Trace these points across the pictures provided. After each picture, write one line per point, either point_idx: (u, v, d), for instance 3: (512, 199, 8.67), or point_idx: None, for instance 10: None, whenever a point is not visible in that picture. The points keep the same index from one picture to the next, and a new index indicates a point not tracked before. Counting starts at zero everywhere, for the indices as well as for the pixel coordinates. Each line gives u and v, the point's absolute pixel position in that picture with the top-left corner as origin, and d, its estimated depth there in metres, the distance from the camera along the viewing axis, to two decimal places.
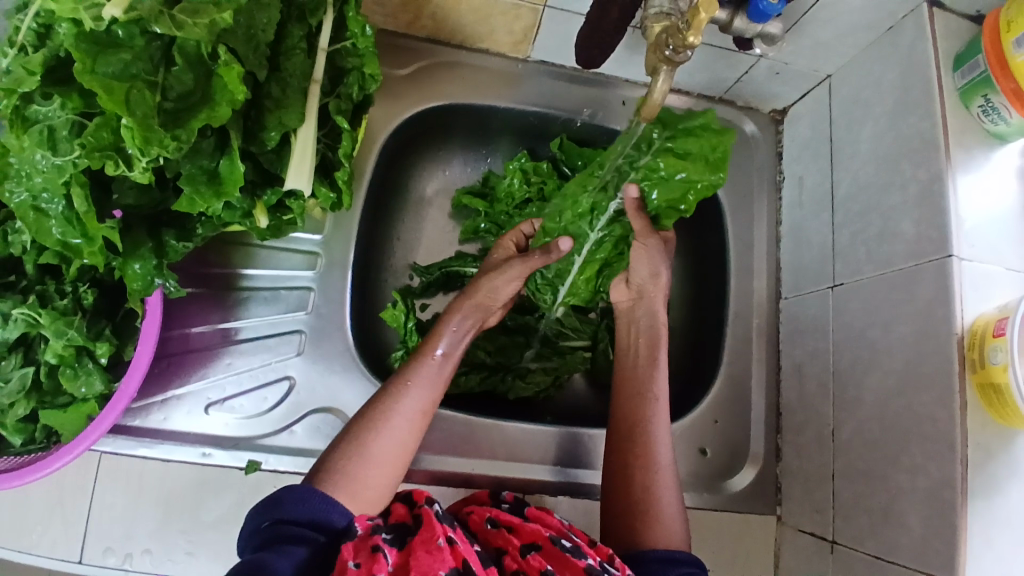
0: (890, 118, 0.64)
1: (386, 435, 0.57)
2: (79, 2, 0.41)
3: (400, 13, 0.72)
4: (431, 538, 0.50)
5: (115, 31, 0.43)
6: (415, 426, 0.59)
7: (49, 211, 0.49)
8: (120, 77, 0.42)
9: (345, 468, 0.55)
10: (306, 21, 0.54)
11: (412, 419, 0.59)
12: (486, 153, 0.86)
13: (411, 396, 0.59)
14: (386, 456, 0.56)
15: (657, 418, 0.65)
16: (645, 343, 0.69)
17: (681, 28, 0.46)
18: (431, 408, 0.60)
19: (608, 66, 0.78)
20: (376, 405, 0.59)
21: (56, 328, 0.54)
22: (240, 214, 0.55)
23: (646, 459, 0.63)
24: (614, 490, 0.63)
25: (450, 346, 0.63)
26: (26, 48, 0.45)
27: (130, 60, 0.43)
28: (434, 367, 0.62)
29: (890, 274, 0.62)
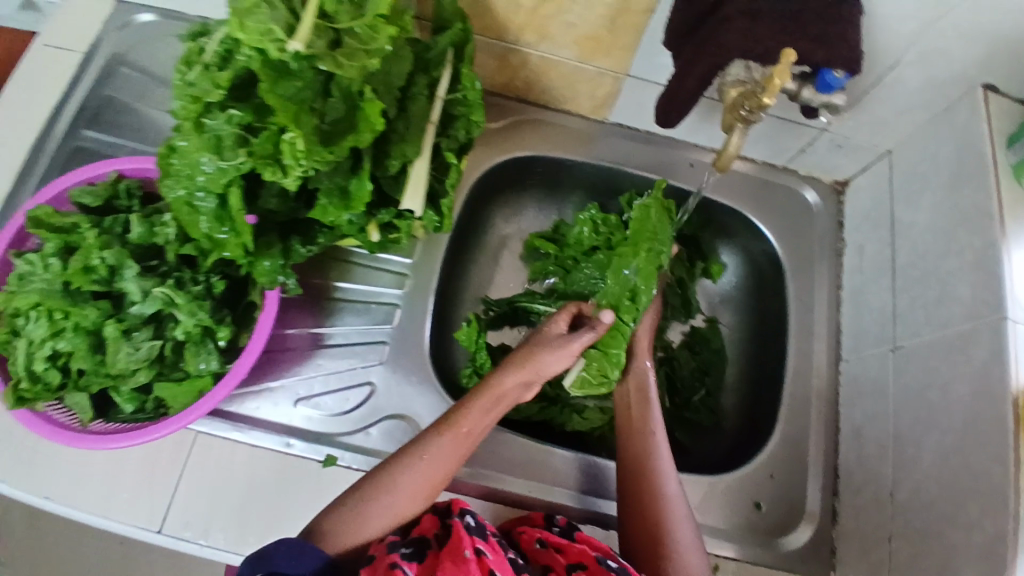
0: (947, 190, 0.68)
1: (391, 500, 0.61)
2: (265, 35, 0.50)
3: (497, 76, 0.83)
4: (458, 549, 0.56)
5: (290, 62, 0.52)
6: (418, 497, 0.62)
7: (201, 209, 0.58)
8: (291, 101, 0.52)
9: (343, 526, 0.59)
10: (429, 73, 0.64)
11: (417, 489, 0.62)
12: (558, 204, 0.95)
13: (420, 469, 0.63)
14: (384, 520, 0.61)
15: (661, 456, 0.69)
16: (638, 378, 0.75)
17: (756, 92, 0.54)
18: (441, 479, 0.64)
19: (678, 131, 0.86)
20: (386, 470, 0.63)
21: (190, 308, 0.63)
22: (356, 228, 0.64)
23: (654, 496, 0.67)
24: (633, 531, 0.66)
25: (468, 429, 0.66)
26: (210, 67, 0.55)
27: (301, 87, 0.53)
28: (450, 447, 0.64)
29: (947, 334, 0.65)
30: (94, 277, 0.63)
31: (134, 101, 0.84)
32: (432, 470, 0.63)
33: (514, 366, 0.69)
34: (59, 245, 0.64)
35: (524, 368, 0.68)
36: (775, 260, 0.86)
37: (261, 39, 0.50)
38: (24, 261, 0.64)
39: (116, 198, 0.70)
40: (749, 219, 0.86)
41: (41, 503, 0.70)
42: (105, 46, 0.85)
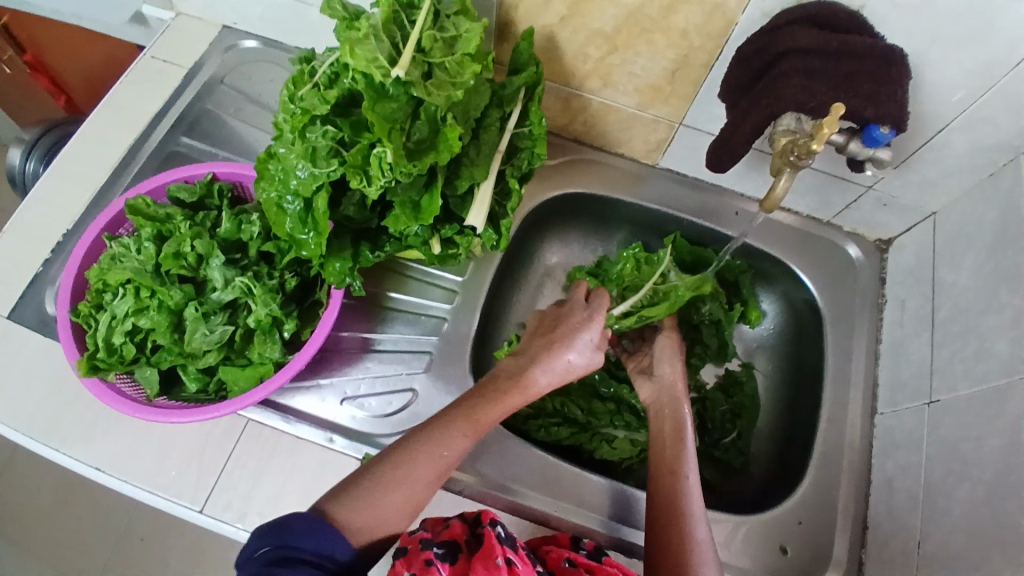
0: (989, 251, 0.70)
1: (400, 480, 0.63)
2: (371, 63, 0.58)
3: (559, 117, 0.90)
4: (490, 556, 0.58)
5: (388, 88, 0.59)
6: (427, 480, 0.64)
7: (287, 210, 0.65)
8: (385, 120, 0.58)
9: (356, 503, 0.61)
10: (502, 108, 0.71)
11: (426, 471, 0.64)
12: (604, 240, 0.99)
13: (429, 452, 0.65)
14: (393, 500, 0.62)
15: (691, 492, 0.70)
16: (674, 417, 0.77)
17: (805, 140, 0.58)
18: (449, 464, 0.66)
19: (726, 179, 0.90)
20: (397, 456, 0.65)
21: (264, 299, 0.69)
22: (421, 240, 0.70)
23: (680, 527, 0.66)
24: (657, 559, 0.65)
25: (478, 421, 0.68)
26: (318, 86, 0.63)
27: (395, 108, 0.59)
28: (458, 435, 0.67)
29: (985, 389, 0.65)
30: (182, 263, 0.70)
31: (229, 115, 0.94)
32: (439, 455, 0.65)
33: (546, 369, 0.71)
34: (153, 232, 0.71)
35: (558, 374, 0.72)
36: (815, 309, 0.88)
37: (371, 69, 0.58)
38: (118, 243, 0.71)
39: (209, 197, 0.77)
40: (790, 268, 0.89)
41: (90, 472, 0.74)
42: (209, 63, 0.95)
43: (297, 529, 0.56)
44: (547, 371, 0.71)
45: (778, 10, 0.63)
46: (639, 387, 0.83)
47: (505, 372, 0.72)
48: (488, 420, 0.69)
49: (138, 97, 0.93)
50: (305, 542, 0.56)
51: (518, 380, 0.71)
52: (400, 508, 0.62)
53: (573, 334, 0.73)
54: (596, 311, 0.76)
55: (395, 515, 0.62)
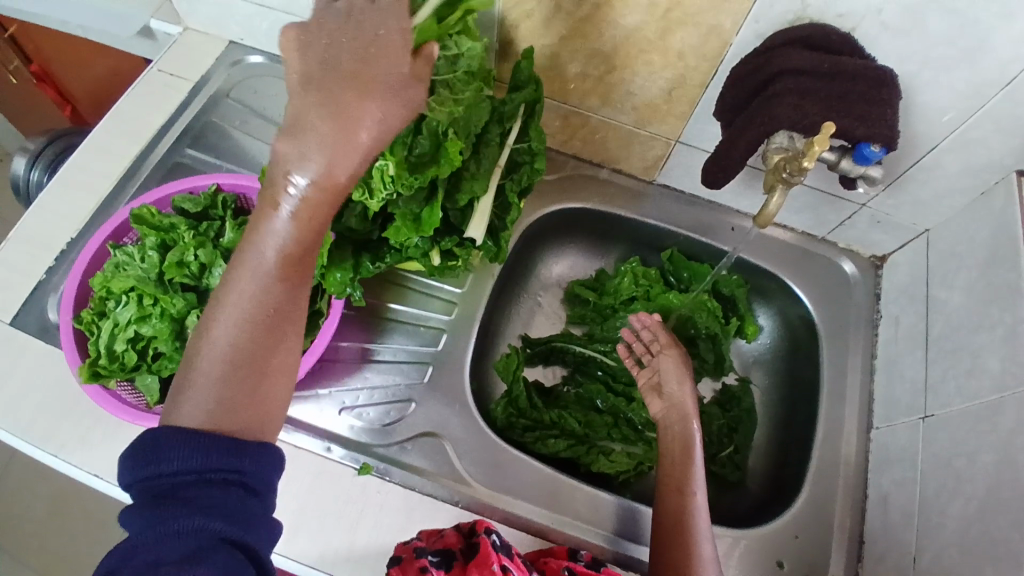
0: (980, 269, 0.72)
1: (214, 353, 0.50)
2: None
3: (559, 134, 0.91)
4: (486, 563, 0.58)
5: None
6: (247, 336, 0.50)
7: None
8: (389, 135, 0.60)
9: (189, 401, 0.49)
10: (503, 124, 0.73)
11: (240, 325, 0.50)
12: (602, 254, 1.00)
13: (231, 305, 0.50)
14: (215, 375, 0.49)
15: (697, 516, 0.70)
16: (686, 437, 0.76)
17: (797, 157, 0.59)
18: (263, 302, 0.50)
19: (722, 196, 0.92)
20: (197, 334, 0.51)
21: None
22: (421, 252, 0.71)
23: (687, 552, 0.68)
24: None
25: (265, 251, 0.49)
26: None
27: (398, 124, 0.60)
28: (250, 271, 0.49)
29: (977, 405, 0.66)
30: (185, 271, 0.72)
31: (234, 128, 0.95)
32: (247, 303, 0.50)
33: (329, 101, 0.47)
34: (157, 241, 0.73)
35: (341, 122, 0.46)
36: (810, 325, 0.89)
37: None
38: (121, 252, 0.72)
39: (213, 207, 0.78)
40: (785, 283, 0.90)
41: (89, 479, 0.74)
42: (216, 78, 0.97)
43: (179, 451, 0.46)
44: (308, 163, 0.46)
45: (772, 32, 0.65)
46: (648, 400, 0.82)
47: (267, 176, 0.49)
48: (282, 246, 0.49)
49: (145, 109, 0.94)
50: (181, 465, 0.45)
51: (287, 177, 0.47)
52: (235, 382, 0.49)
53: (413, 107, 0.50)
54: (375, 33, 0.49)
55: (240, 395, 0.50)
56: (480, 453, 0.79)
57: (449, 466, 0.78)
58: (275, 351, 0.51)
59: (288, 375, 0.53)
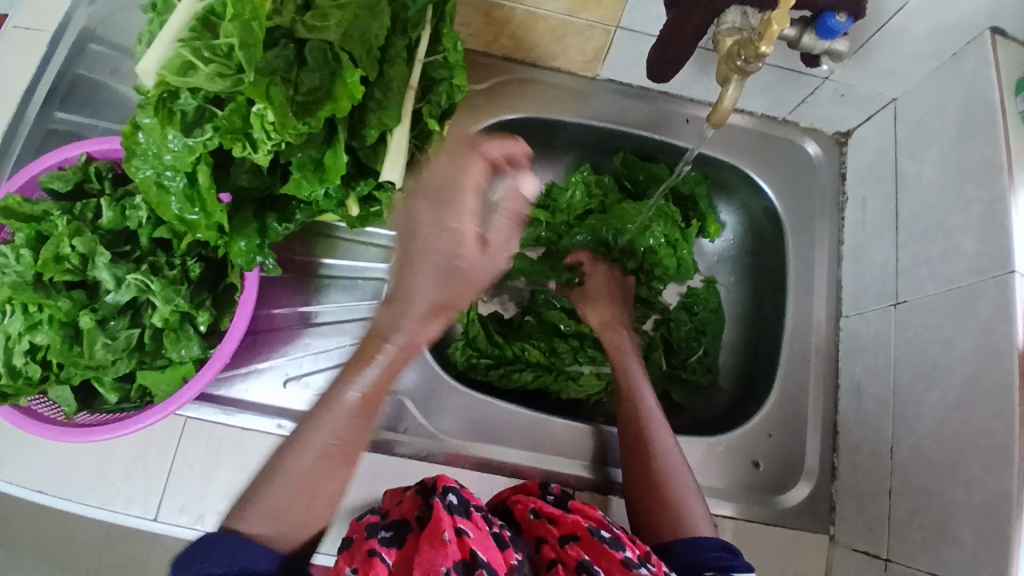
0: (954, 141, 0.66)
1: (298, 473, 0.59)
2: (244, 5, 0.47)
3: (482, 33, 0.79)
4: (437, 530, 0.52)
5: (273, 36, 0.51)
6: (324, 467, 0.60)
7: (171, 188, 0.55)
8: (263, 73, 0.49)
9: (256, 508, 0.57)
10: (408, 34, 0.60)
11: (315, 468, 0.59)
12: (551, 166, 0.91)
13: (313, 450, 0.59)
14: (293, 498, 0.58)
15: (654, 425, 0.70)
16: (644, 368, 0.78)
17: (752, 41, 0.50)
18: (342, 456, 0.60)
19: (676, 85, 0.81)
20: None
21: (166, 294, 0.62)
22: (335, 202, 0.61)
23: (650, 456, 0.67)
24: (633, 489, 0.67)
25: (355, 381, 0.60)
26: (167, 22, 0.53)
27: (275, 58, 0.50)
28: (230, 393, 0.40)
29: (952, 290, 0.63)
30: (66, 266, 0.62)
31: (108, 77, 0.79)
32: None
33: None
34: (29, 235, 0.62)
35: None
36: (772, 215, 0.83)
37: (242, 12, 0.47)
38: None
39: (88, 181, 0.67)
40: (747, 175, 0.83)
41: (36, 495, 0.69)
42: (76, 19, 0.79)
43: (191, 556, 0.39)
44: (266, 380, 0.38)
45: None
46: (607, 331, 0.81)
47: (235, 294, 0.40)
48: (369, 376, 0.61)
49: None
50: None
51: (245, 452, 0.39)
52: (293, 506, 0.58)
53: None
54: None
55: (300, 507, 0.58)
56: (444, 401, 0.75)
57: (413, 421, 0.74)
58: (325, 484, 0.60)
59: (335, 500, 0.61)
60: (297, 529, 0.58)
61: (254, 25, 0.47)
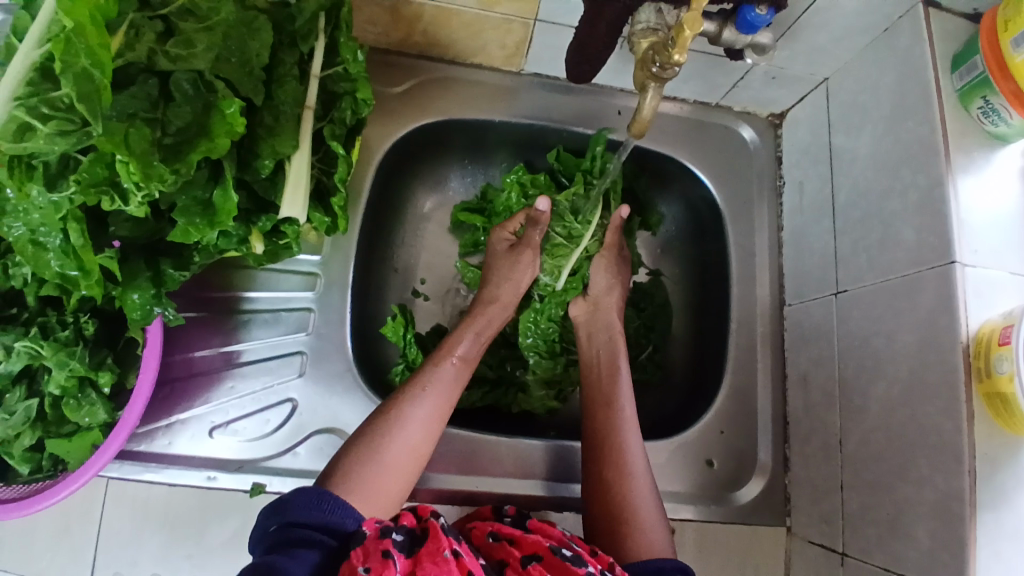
0: (888, 122, 0.64)
1: (406, 428, 0.59)
2: (84, 54, 0.42)
3: (392, 32, 0.72)
4: (437, 550, 0.49)
5: (130, 72, 0.46)
6: (428, 429, 0.60)
7: (47, 245, 0.50)
8: (120, 118, 0.45)
9: (359, 468, 0.56)
10: (298, 48, 0.55)
11: (424, 425, 0.60)
12: (483, 167, 0.86)
13: (421, 403, 0.61)
14: (401, 455, 0.58)
15: (628, 431, 0.66)
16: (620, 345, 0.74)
17: (666, 46, 0.49)
18: (443, 413, 0.62)
19: (602, 77, 0.77)
20: None
21: (59, 359, 0.57)
22: (236, 241, 0.57)
23: (623, 471, 0.63)
24: (597, 505, 0.63)
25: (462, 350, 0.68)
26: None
27: (130, 100, 0.46)
28: None
29: (892, 280, 0.61)
30: None
31: None
32: None
33: None
34: None
35: None
36: (710, 205, 0.81)
37: (76, 60, 0.42)
38: None
39: None
40: (685, 166, 0.80)
41: None
42: None
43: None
44: None
45: None
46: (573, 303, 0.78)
47: None
48: (472, 349, 0.69)
49: None
50: None
51: None
52: (404, 469, 0.58)
53: None
54: None
55: (400, 468, 0.57)
56: None
57: None
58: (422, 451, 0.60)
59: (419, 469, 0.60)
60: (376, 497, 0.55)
61: (95, 71, 0.43)
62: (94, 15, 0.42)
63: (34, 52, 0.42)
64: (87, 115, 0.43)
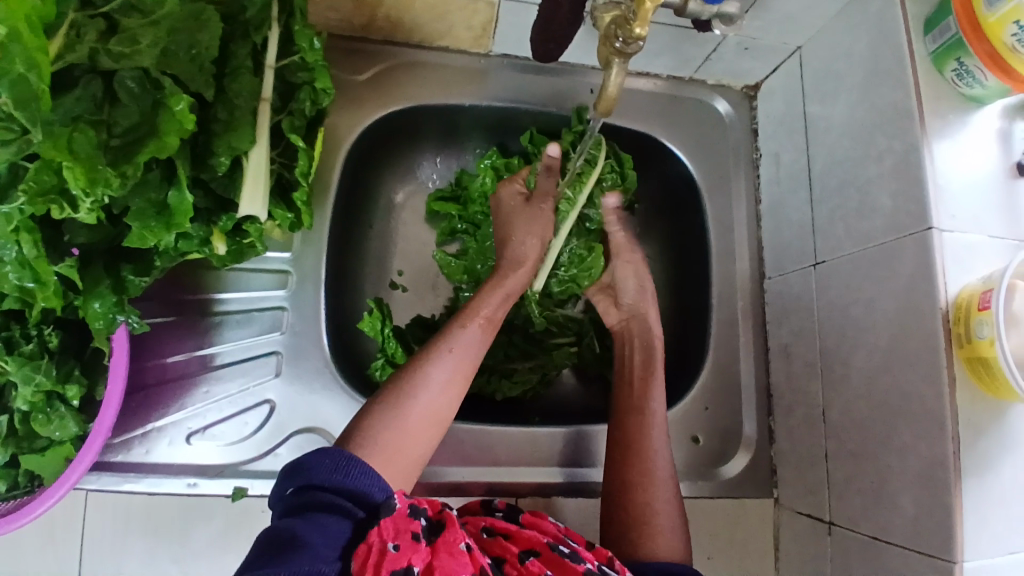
0: (861, 89, 0.63)
1: (428, 392, 0.57)
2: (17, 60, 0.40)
3: (354, 17, 0.70)
4: (454, 540, 0.48)
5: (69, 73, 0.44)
6: (449, 393, 0.58)
7: (2, 257, 0.47)
8: (64, 122, 0.43)
9: (382, 430, 0.54)
10: (250, 39, 0.53)
11: (445, 389, 0.58)
12: (455, 153, 0.84)
13: (441, 365, 0.59)
14: (424, 420, 0.56)
15: (656, 432, 0.66)
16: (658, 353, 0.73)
17: (628, 19, 0.47)
18: (464, 377, 0.60)
19: (572, 54, 0.75)
20: None
21: (25, 374, 0.55)
22: (197, 242, 0.55)
23: (644, 468, 0.63)
24: (617, 503, 0.63)
25: (487, 311, 0.64)
26: None
27: (73, 102, 0.43)
28: None
29: (869, 249, 0.61)
30: None
31: None
32: None
33: None
34: None
35: None
36: (688, 181, 0.79)
37: (11, 66, 0.39)
38: None
39: None
40: (661, 143, 0.79)
41: None
42: None
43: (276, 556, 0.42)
44: None
45: None
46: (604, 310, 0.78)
47: None
48: (498, 311, 0.65)
49: None
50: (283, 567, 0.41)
51: None
52: (423, 432, 0.56)
53: None
54: None
55: (422, 430, 0.56)
56: None
57: None
58: (445, 414, 0.58)
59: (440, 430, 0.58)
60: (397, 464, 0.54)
61: (31, 75, 0.40)
62: (29, 17, 0.40)
63: None
64: (26, 123, 0.41)
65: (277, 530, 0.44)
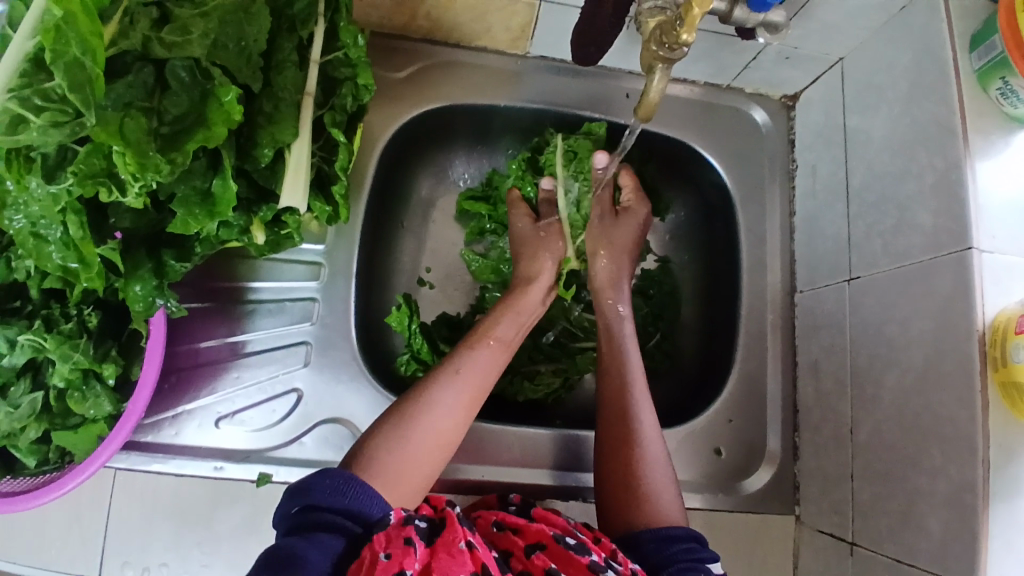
0: (903, 103, 0.62)
1: (434, 415, 0.58)
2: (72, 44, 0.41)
3: (395, 15, 0.71)
4: (453, 540, 0.49)
5: (122, 62, 0.46)
6: (456, 417, 0.59)
7: (48, 237, 0.49)
8: (115, 108, 0.44)
9: (383, 450, 0.55)
10: (296, 33, 0.54)
11: (453, 412, 0.59)
12: (486, 153, 0.85)
13: (451, 387, 0.60)
14: (428, 443, 0.57)
15: (634, 411, 0.65)
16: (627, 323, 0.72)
17: (674, 25, 0.47)
18: (472, 401, 0.61)
19: (608, 58, 0.75)
20: None
21: (63, 352, 0.57)
22: (237, 231, 0.57)
23: (623, 453, 0.63)
24: (608, 492, 0.62)
25: (500, 334, 0.66)
26: None
27: (124, 90, 0.45)
28: None
29: (905, 267, 0.60)
30: None
31: None
32: None
33: None
34: None
35: None
36: (721, 190, 0.79)
37: (67, 49, 0.41)
38: None
39: None
40: (695, 150, 0.78)
41: None
42: None
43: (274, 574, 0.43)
44: None
45: None
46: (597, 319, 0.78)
47: None
48: (510, 333, 0.67)
49: None
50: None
51: None
52: (428, 455, 0.56)
53: None
54: None
55: (426, 452, 0.56)
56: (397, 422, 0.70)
57: None
58: (450, 438, 0.58)
59: (446, 453, 0.58)
60: (399, 487, 0.54)
61: (86, 59, 0.42)
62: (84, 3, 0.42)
63: (27, 43, 0.42)
64: (81, 106, 0.42)
65: (278, 548, 0.46)
